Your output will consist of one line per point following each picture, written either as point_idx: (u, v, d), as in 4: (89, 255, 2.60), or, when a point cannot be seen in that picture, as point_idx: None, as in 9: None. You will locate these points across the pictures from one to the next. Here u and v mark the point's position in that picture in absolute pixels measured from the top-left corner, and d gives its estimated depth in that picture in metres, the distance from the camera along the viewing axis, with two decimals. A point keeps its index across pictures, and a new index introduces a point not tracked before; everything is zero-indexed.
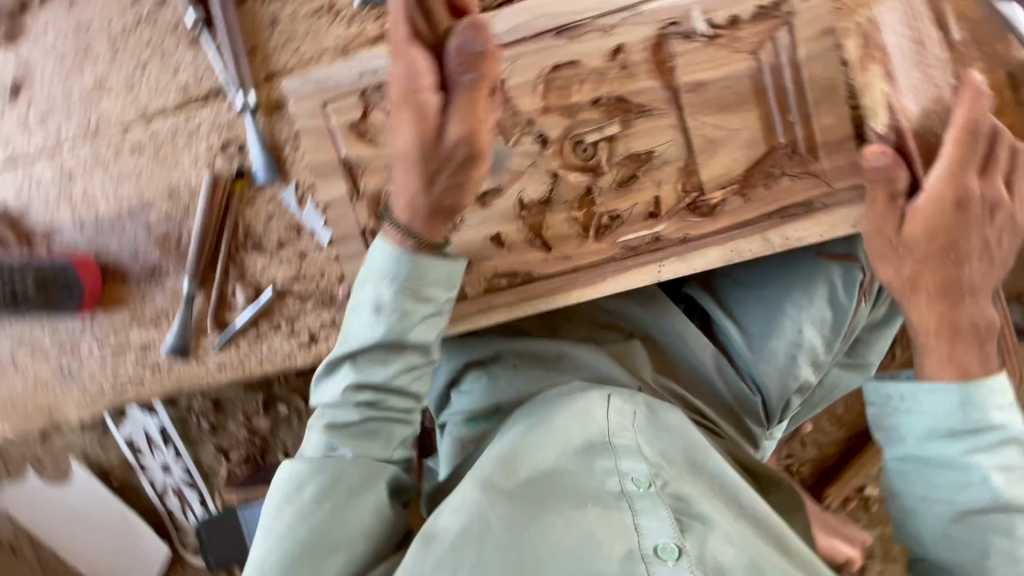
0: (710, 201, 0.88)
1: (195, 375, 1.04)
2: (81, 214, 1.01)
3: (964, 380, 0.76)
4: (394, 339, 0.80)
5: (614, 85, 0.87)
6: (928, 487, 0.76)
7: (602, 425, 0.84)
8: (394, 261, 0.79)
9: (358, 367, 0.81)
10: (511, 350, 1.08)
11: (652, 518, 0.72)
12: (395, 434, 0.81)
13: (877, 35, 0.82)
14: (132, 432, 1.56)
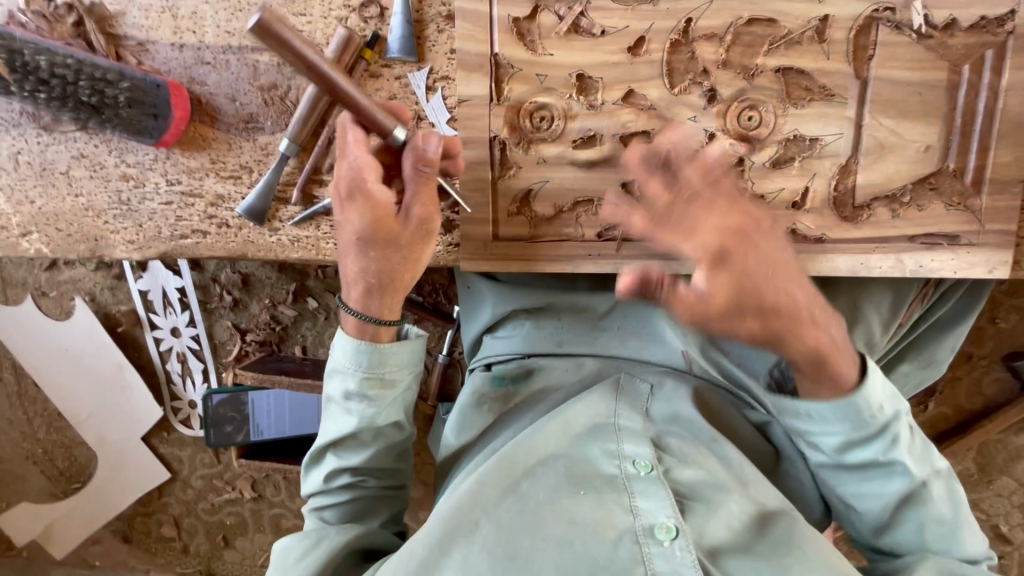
0: (857, 206, 0.84)
1: (265, 244, 0.97)
2: (185, 36, 0.91)
3: (844, 397, 0.73)
4: (367, 421, 0.86)
5: (805, 58, 0.80)
6: (859, 486, 0.79)
7: (605, 412, 0.86)
8: (355, 355, 0.83)
9: (339, 452, 0.88)
10: (556, 301, 1.03)
11: (649, 499, 0.71)
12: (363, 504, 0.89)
13: None
14: (149, 288, 1.49)
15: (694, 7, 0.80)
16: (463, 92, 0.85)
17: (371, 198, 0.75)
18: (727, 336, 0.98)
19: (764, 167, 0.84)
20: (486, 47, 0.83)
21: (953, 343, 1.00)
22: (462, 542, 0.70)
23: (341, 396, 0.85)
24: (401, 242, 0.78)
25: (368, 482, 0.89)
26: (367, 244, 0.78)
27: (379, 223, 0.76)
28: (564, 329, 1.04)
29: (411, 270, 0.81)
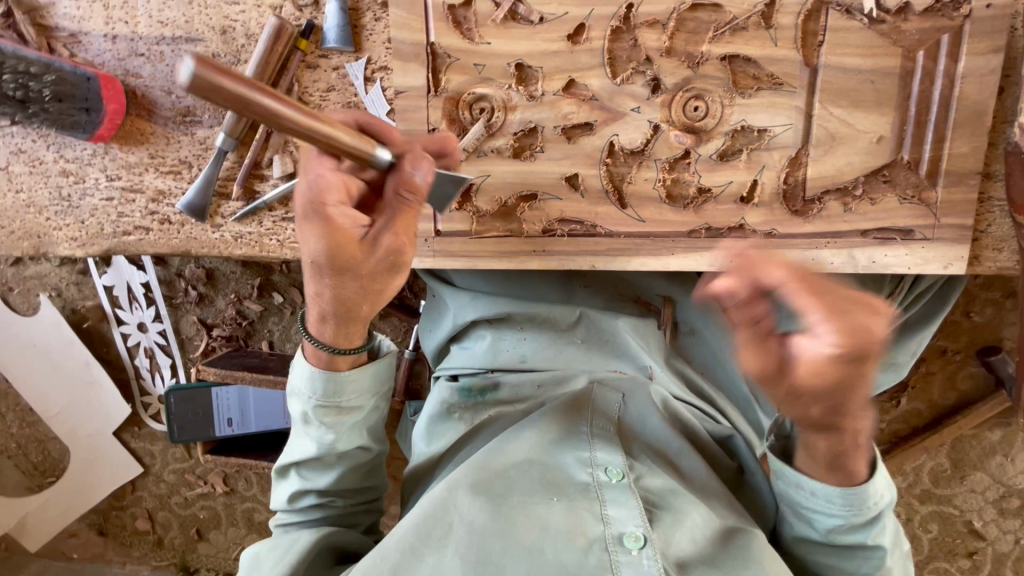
0: (809, 200, 0.81)
1: (207, 241, 0.95)
2: (117, 27, 0.88)
3: (848, 485, 0.69)
4: (326, 448, 0.81)
5: (752, 45, 0.77)
6: (828, 556, 0.76)
7: (574, 422, 0.84)
8: (311, 381, 0.78)
9: (302, 473, 0.84)
10: (520, 312, 1.00)
11: (621, 508, 0.71)
12: (334, 517, 0.85)
13: None
14: (115, 283, 1.48)
15: None
16: (399, 83, 0.82)
17: (332, 223, 0.66)
18: (693, 347, 1.03)
19: (711, 160, 0.81)
20: (422, 36, 0.80)
21: (915, 347, 1.01)
22: (435, 549, 0.69)
23: (301, 420, 0.81)
24: (365, 275, 0.68)
25: (340, 499, 0.85)
26: (324, 270, 0.68)
27: (340, 249, 0.67)
28: (529, 342, 1.00)
29: (372, 302, 0.72)
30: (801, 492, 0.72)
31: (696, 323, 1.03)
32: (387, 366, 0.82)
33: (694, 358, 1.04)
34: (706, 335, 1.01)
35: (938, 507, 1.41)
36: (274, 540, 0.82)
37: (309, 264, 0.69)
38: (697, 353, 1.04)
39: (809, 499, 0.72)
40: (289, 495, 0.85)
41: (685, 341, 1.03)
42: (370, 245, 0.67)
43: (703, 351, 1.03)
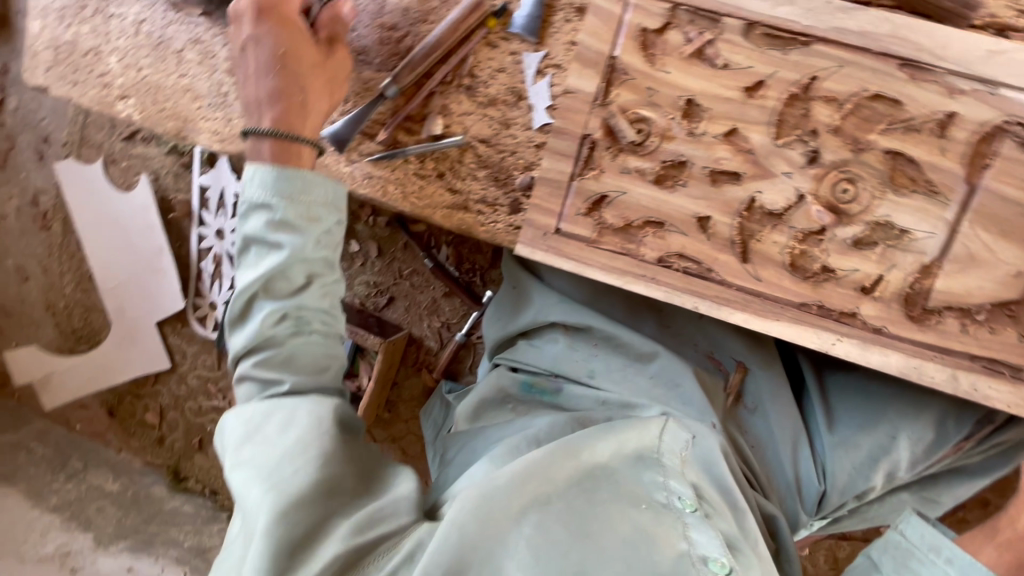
0: (928, 310, 0.81)
1: (336, 171, 0.98)
2: None
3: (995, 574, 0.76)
4: (295, 256, 0.82)
5: (918, 148, 0.79)
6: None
7: (653, 441, 0.82)
8: (271, 177, 0.82)
9: (267, 297, 0.83)
10: (603, 331, 1.05)
11: (702, 532, 0.70)
12: (298, 356, 0.82)
13: None
14: (210, 185, 1.53)
15: (824, 66, 0.79)
16: (571, 83, 0.86)
17: (291, 19, 0.86)
18: (752, 419, 1.06)
19: (844, 244, 0.82)
20: (607, 47, 0.84)
21: (958, 494, 1.08)
22: (531, 519, 0.70)
23: (261, 229, 0.82)
24: (324, 67, 0.87)
25: (311, 332, 0.84)
26: (286, 56, 0.85)
27: (302, 42, 0.86)
28: (599, 360, 1.05)
29: (309, 104, 0.87)
30: (928, 551, 0.80)
31: (763, 398, 1.05)
32: (334, 180, 0.86)
33: (748, 428, 1.06)
34: (771, 413, 1.04)
35: None
36: (251, 404, 0.80)
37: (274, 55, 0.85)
38: (752, 424, 1.06)
39: (928, 559, 0.79)
40: (255, 339, 0.83)
41: (745, 412, 1.07)
42: (333, 51, 0.89)
43: (761, 425, 1.06)
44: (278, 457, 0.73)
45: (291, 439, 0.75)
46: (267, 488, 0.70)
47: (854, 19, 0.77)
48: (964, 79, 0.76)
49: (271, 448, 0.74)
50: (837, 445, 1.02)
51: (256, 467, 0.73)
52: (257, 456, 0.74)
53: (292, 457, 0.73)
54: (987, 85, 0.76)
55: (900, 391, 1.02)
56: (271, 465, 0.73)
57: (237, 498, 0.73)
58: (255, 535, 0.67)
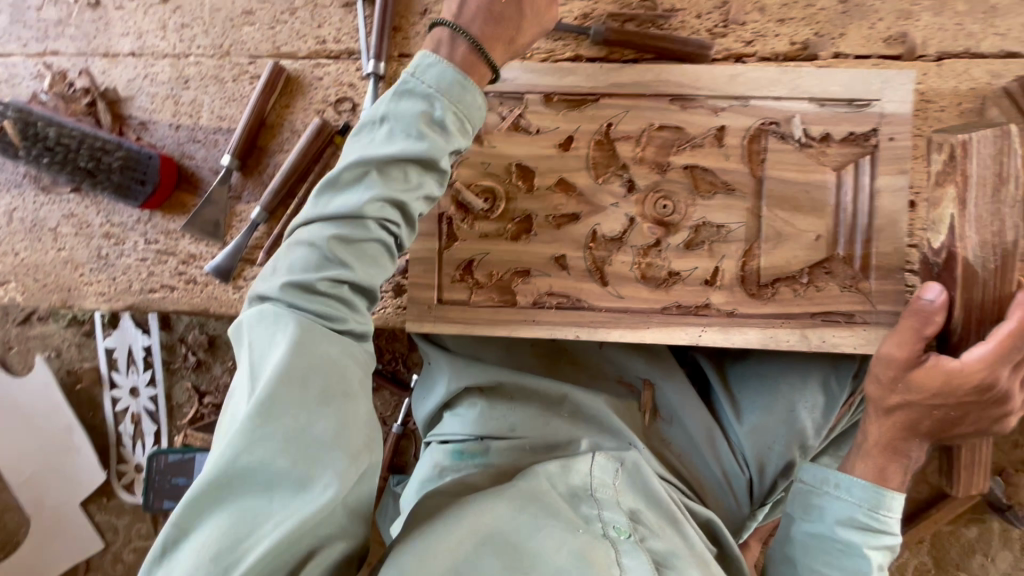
0: (762, 285, 0.94)
1: (227, 300, 1.05)
2: (182, 118, 1.06)
3: (880, 486, 0.91)
4: (427, 156, 0.76)
5: (707, 159, 0.95)
6: (824, 566, 0.88)
7: (584, 479, 0.95)
8: (439, 76, 0.77)
9: (381, 179, 0.75)
10: (512, 383, 1.10)
11: (633, 559, 0.79)
12: (371, 253, 0.75)
13: (964, 160, 0.80)
14: (116, 346, 1.52)
15: (613, 115, 0.95)
16: None
17: None
18: (671, 429, 1.14)
19: (679, 249, 0.95)
20: None
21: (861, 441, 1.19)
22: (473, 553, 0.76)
23: (412, 116, 0.76)
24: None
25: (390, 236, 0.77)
26: None
27: None
28: (517, 413, 1.10)
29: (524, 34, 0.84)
30: (823, 486, 0.93)
31: (675, 408, 1.13)
32: (484, 107, 0.80)
33: (670, 439, 1.14)
34: (684, 419, 1.12)
35: None
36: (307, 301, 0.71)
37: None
38: (673, 434, 1.14)
39: (824, 492, 0.92)
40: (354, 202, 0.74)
41: (664, 425, 1.14)
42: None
43: (681, 433, 1.13)
44: (325, 452, 0.65)
45: (347, 435, 0.67)
46: (310, 479, 0.64)
47: (625, 74, 0.95)
48: (721, 99, 0.94)
49: (313, 431, 0.66)
50: (750, 433, 1.10)
51: (294, 443, 0.64)
52: (297, 409, 0.66)
53: (340, 458, 0.66)
54: (739, 101, 0.94)
55: (786, 365, 1.11)
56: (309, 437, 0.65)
57: (244, 452, 0.63)
58: (284, 514, 0.62)
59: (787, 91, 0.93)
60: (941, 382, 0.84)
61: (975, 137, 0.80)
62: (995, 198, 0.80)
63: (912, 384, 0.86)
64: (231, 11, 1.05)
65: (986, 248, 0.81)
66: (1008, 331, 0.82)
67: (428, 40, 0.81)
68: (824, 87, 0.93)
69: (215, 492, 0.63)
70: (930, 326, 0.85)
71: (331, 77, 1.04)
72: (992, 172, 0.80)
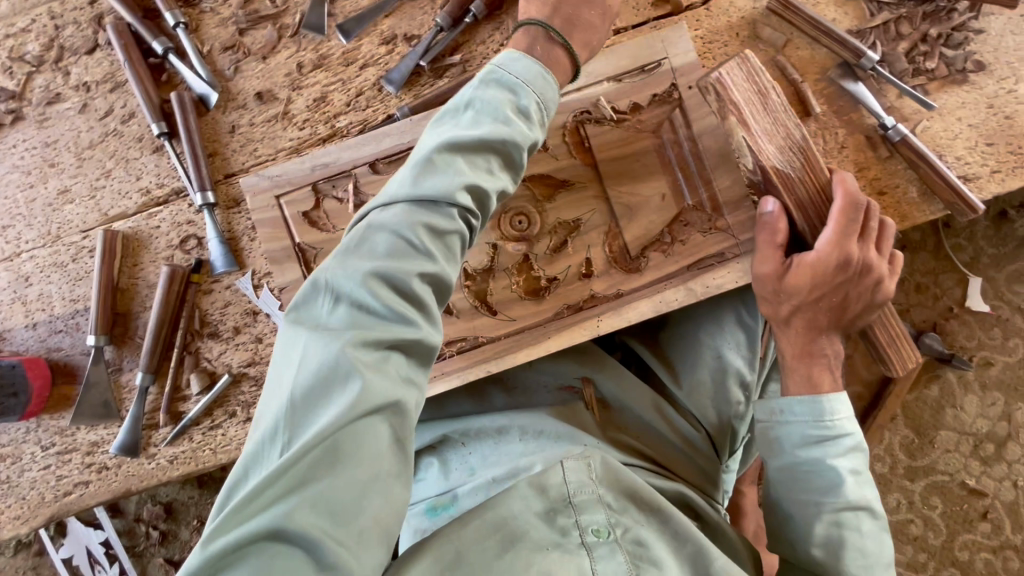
0: (635, 259, 0.97)
1: (145, 473, 1.01)
2: (35, 315, 1.03)
3: (817, 396, 0.92)
4: (505, 144, 0.72)
5: (539, 165, 0.98)
6: (805, 494, 0.90)
7: (561, 488, 0.90)
8: (526, 69, 0.76)
9: (465, 168, 0.70)
10: (456, 432, 1.11)
11: (609, 563, 0.82)
12: (450, 248, 0.69)
13: (727, 93, 0.89)
14: (73, 552, 1.45)
15: None
16: (281, 282, 0.98)
17: None
18: (623, 414, 1.15)
19: (548, 255, 0.98)
20: (288, 240, 0.98)
21: None
22: None
23: (501, 102, 0.74)
24: None
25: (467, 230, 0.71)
26: None
27: None
28: (474, 455, 1.07)
29: None
30: (774, 418, 0.95)
31: (617, 395, 1.15)
32: (559, 102, 0.80)
33: (627, 425, 1.14)
34: (630, 402, 1.14)
35: (929, 479, 1.45)
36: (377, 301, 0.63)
37: None
38: (627, 419, 1.15)
39: (778, 424, 0.94)
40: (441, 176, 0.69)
41: (614, 413, 1.15)
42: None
43: (631, 416, 1.15)
44: (356, 518, 0.58)
45: (369, 504, 0.59)
46: (325, 553, 0.55)
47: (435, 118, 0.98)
48: None
49: (339, 495, 0.57)
50: (692, 393, 1.13)
51: (326, 504, 0.57)
52: (336, 457, 0.58)
53: (356, 535, 0.57)
54: None
55: (699, 316, 1.15)
56: (330, 501, 0.57)
57: (263, 509, 0.56)
58: None
59: (583, 80, 0.98)
60: (810, 278, 0.90)
61: (725, 72, 0.89)
62: (767, 110, 0.89)
63: (791, 289, 0.91)
64: (47, 195, 1.04)
65: (786, 152, 0.90)
66: (839, 208, 0.90)
67: (515, 36, 0.81)
68: (614, 65, 0.98)
69: (227, 551, 0.54)
70: (778, 235, 0.92)
71: (166, 221, 1.03)
72: (753, 93, 0.89)
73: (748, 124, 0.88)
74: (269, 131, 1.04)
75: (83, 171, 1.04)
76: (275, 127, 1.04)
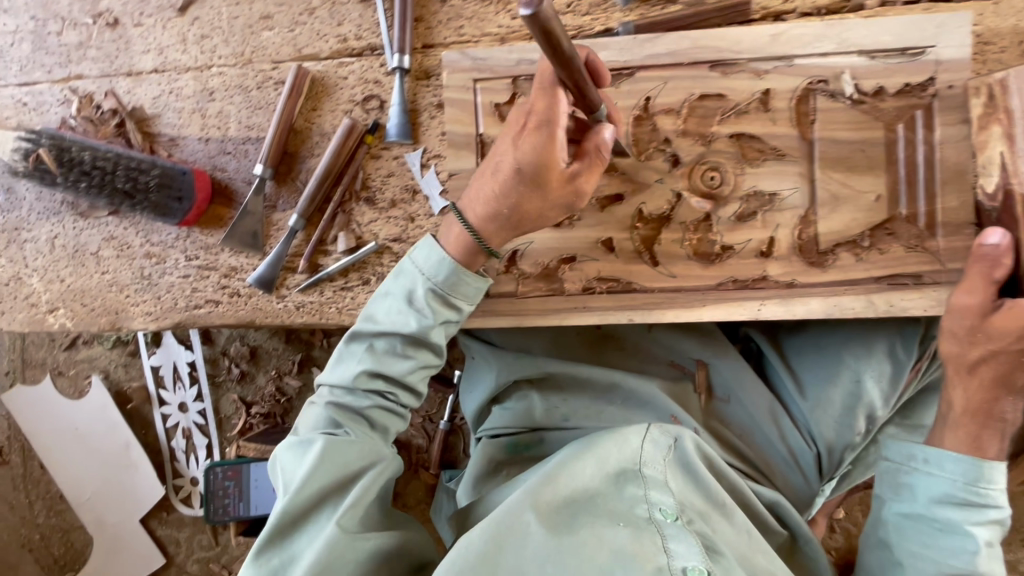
0: (822, 252, 0.90)
1: (272, 310, 1.04)
2: (210, 130, 1.05)
3: (977, 457, 0.84)
4: (416, 335, 0.83)
5: (753, 125, 0.90)
6: (923, 548, 0.84)
7: (635, 454, 0.83)
8: (435, 265, 0.83)
9: (375, 357, 0.84)
10: (563, 373, 1.08)
11: (681, 544, 0.70)
12: (372, 417, 0.84)
13: (1005, 98, 0.82)
14: (161, 363, 1.54)
15: (651, 87, 0.91)
16: (453, 168, 0.96)
17: (551, 141, 0.74)
18: (731, 408, 1.10)
19: (731, 221, 0.92)
20: (472, 128, 0.95)
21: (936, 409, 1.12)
22: (517, 548, 0.73)
23: (405, 301, 0.83)
24: (540, 182, 0.77)
25: (387, 398, 0.85)
26: (534, 185, 0.78)
27: (545, 152, 0.75)
28: (571, 404, 1.08)
29: (520, 195, 0.79)
30: (910, 462, 0.88)
31: (733, 388, 1.09)
32: (488, 287, 0.86)
33: (731, 421, 1.10)
34: (745, 401, 1.08)
35: None
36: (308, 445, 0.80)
37: (478, 215, 0.83)
38: (733, 414, 1.10)
39: (913, 469, 0.87)
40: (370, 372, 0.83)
41: (722, 405, 1.11)
42: (532, 129, 0.75)
43: (740, 412, 1.10)
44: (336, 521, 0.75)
45: (348, 507, 0.76)
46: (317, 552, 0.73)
47: (661, 44, 0.90)
48: (764, 61, 0.89)
49: (325, 517, 0.77)
50: (815, 409, 1.06)
51: (318, 524, 0.76)
52: (312, 505, 0.77)
53: (347, 517, 0.75)
54: (784, 61, 0.89)
55: (846, 335, 1.06)
56: (319, 523, 0.76)
57: (276, 552, 0.76)
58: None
59: (834, 45, 0.88)
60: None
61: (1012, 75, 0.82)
62: None
63: (993, 331, 0.82)
64: (249, 17, 1.03)
65: None
66: None
67: (459, 203, 0.85)
68: (874, 38, 0.87)
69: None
70: (1000, 273, 0.83)
71: (354, 75, 1.02)
72: None
73: (1014, 140, 0.81)
74: (479, 11, 0.99)
75: (289, 2, 1.02)
76: (487, 9, 0.99)
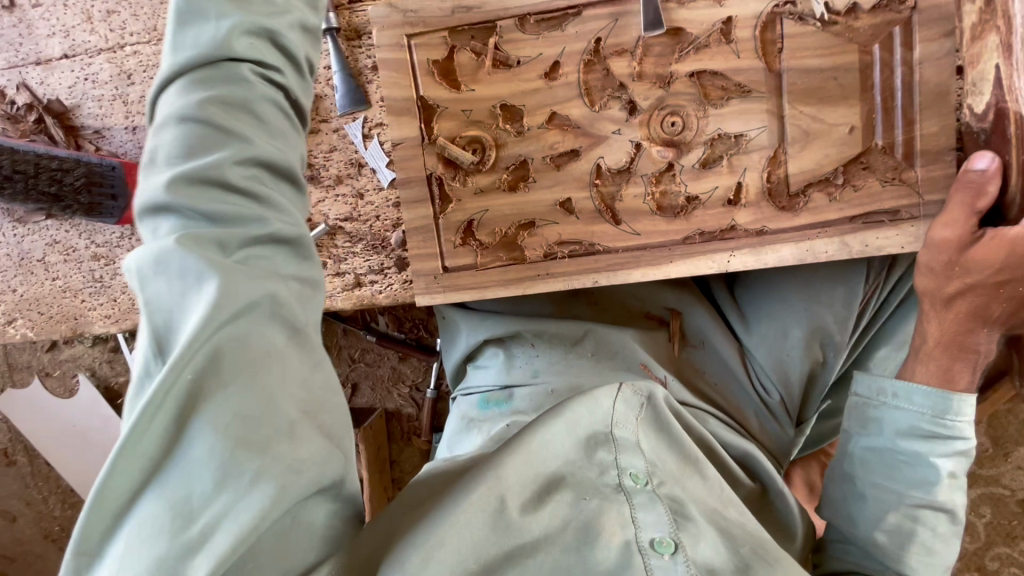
0: (793, 196, 0.85)
1: None
2: (136, 118, 0.97)
3: (946, 389, 0.81)
4: (252, 28, 0.59)
5: (715, 60, 0.82)
6: (886, 480, 0.81)
7: (605, 417, 0.73)
8: None
9: (206, 78, 0.56)
10: (531, 330, 1.06)
11: (649, 512, 0.64)
12: (259, 128, 0.57)
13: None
14: None
15: (601, 27, 0.83)
16: (394, 137, 0.89)
17: None
18: (701, 353, 1.08)
19: (695, 169, 0.86)
20: (411, 91, 0.87)
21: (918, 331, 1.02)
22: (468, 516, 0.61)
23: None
24: None
25: (262, 117, 0.57)
26: None
27: None
28: (541, 359, 1.04)
29: None
30: (879, 397, 0.85)
31: (705, 333, 1.06)
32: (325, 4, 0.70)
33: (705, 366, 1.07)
34: (715, 345, 1.06)
35: (986, 488, 1.39)
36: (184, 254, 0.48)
37: None
38: (704, 359, 1.08)
39: (882, 404, 0.84)
40: (208, 114, 0.54)
41: (695, 351, 1.08)
42: None
43: (712, 357, 1.07)
44: (272, 415, 0.49)
45: (278, 400, 0.49)
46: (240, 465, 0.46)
47: None
48: None
49: (245, 412, 0.47)
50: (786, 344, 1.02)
51: (233, 428, 0.46)
52: (223, 387, 0.47)
53: (281, 424, 0.49)
54: None
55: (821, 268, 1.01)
56: (231, 413, 0.47)
57: (153, 450, 0.45)
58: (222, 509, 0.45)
59: None
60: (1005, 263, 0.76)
61: None
62: None
63: (972, 263, 0.78)
64: None
65: None
66: None
67: None
68: None
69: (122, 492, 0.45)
70: (984, 202, 0.77)
71: None
72: None
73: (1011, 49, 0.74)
74: None
75: None
76: None
